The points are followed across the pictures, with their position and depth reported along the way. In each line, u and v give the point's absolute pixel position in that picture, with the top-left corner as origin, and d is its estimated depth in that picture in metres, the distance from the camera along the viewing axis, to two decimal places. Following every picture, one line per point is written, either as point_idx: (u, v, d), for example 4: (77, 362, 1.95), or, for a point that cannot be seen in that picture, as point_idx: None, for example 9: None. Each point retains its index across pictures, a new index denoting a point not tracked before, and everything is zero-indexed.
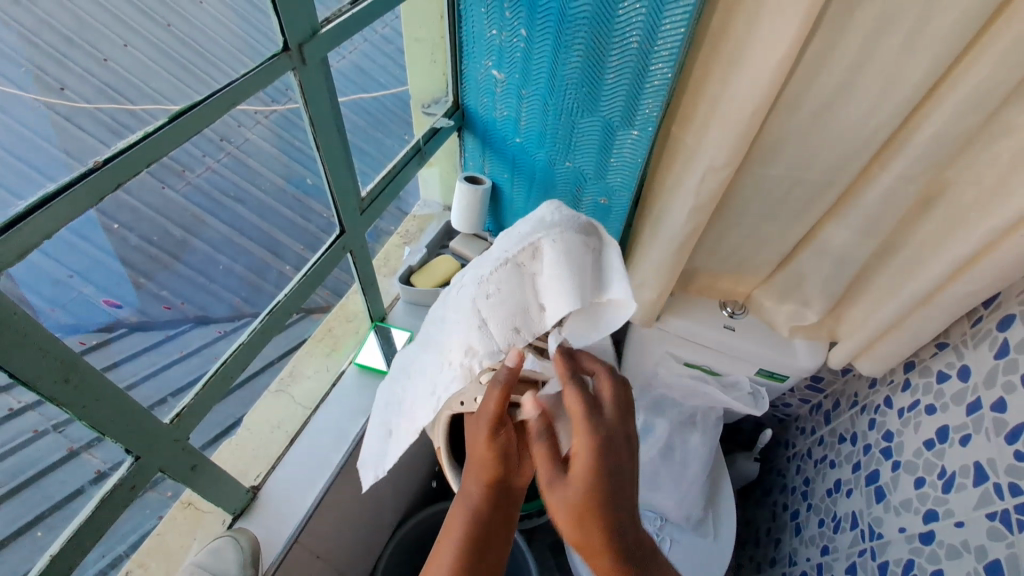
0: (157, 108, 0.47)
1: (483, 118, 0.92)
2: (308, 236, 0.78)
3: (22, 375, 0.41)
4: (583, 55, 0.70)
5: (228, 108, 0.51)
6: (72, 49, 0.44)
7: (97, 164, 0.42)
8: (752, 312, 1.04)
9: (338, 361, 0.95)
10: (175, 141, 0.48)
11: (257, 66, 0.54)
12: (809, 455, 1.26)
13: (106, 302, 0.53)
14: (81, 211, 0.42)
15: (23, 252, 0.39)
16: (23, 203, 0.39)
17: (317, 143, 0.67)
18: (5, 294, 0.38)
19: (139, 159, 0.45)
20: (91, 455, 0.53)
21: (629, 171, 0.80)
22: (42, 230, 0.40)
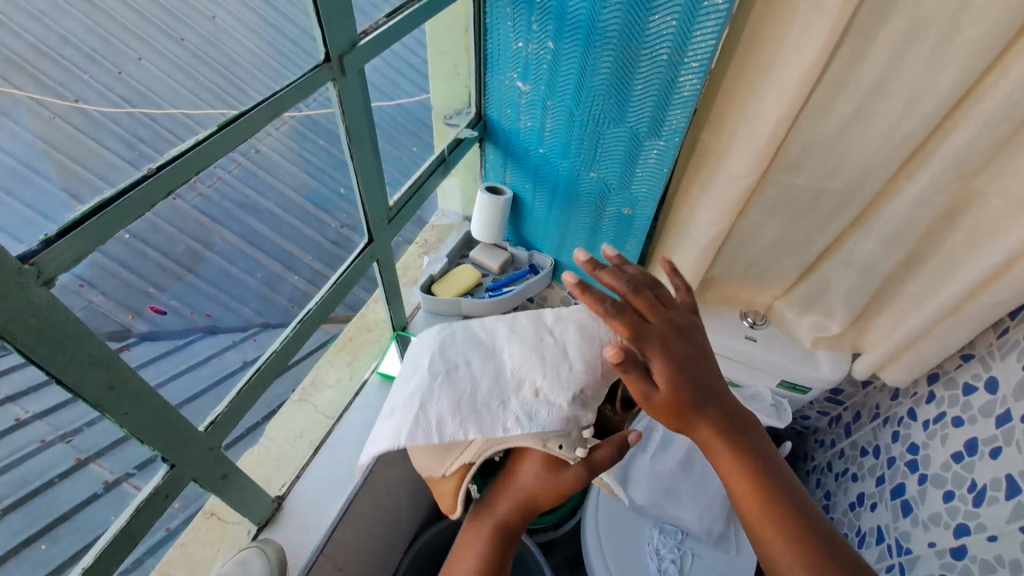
0: (184, 129, 0.48)
1: (505, 129, 0.93)
2: (317, 247, 0.77)
3: (67, 381, 0.41)
4: (611, 67, 0.71)
5: (267, 121, 0.53)
6: (87, 62, 0.42)
7: (150, 171, 0.43)
8: (774, 323, 1.04)
9: (360, 370, 0.95)
10: (222, 148, 0.49)
11: (299, 77, 0.55)
12: (828, 468, 1.25)
13: (152, 308, 0.54)
14: (130, 219, 0.42)
15: (77, 259, 0.39)
16: (81, 206, 0.40)
17: (350, 149, 0.68)
18: (55, 297, 0.38)
19: (189, 167, 0.46)
20: (99, 466, 0.52)
21: (655, 181, 0.80)
22: (100, 235, 0.40)
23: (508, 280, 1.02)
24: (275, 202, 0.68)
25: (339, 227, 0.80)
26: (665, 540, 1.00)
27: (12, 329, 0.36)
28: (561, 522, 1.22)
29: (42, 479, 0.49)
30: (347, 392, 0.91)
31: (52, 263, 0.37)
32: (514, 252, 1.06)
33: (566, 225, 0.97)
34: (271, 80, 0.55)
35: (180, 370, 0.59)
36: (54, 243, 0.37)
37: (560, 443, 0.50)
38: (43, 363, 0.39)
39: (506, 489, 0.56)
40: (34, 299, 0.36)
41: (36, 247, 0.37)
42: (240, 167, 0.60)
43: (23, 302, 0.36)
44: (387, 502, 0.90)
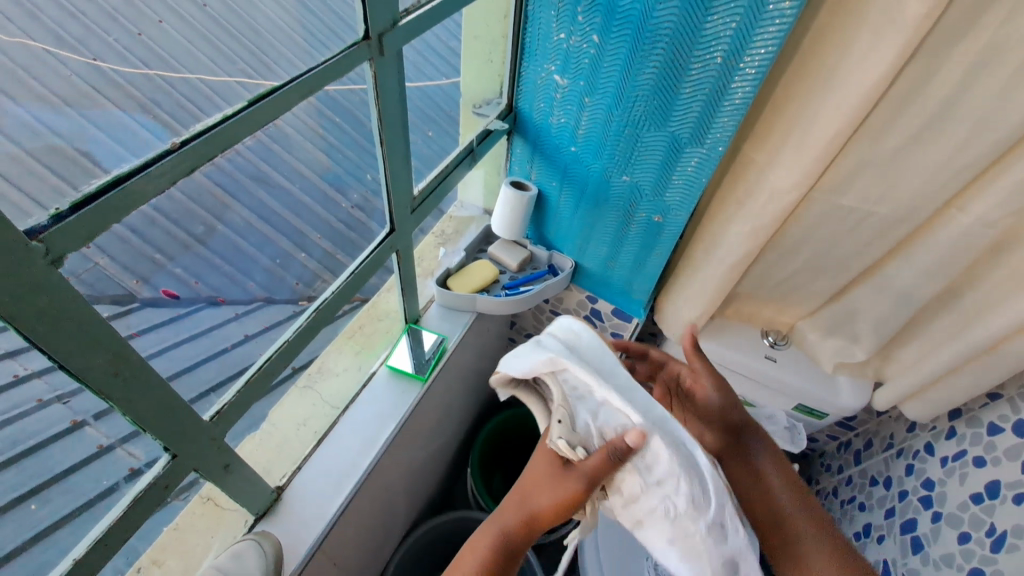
0: (214, 107, 0.43)
1: (537, 123, 0.89)
2: (327, 226, 0.73)
3: (70, 365, 0.38)
4: (658, 67, 0.68)
5: (301, 98, 0.49)
6: (108, 22, 0.38)
7: (175, 146, 0.39)
8: (795, 344, 1.01)
9: (368, 361, 0.91)
10: (252, 125, 0.45)
11: (338, 54, 0.51)
12: (834, 494, 1.23)
13: (165, 293, 0.52)
14: (148, 197, 0.39)
15: (89, 237, 0.36)
16: (97, 181, 0.36)
17: (380, 135, 0.65)
18: (63, 276, 0.35)
19: (216, 144, 0.42)
20: (95, 430, 0.47)
21: (691, 190, 0.76)
22: (115, 212, 0.37)
23: (525, 279, 0.98)
24: (292, 181, 0.64)
25: (349, 207, 0.74)
26: None
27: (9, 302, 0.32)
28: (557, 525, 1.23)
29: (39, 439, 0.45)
30: (354, 382, 0.89)
31: (59, 246, 0.34)
32: (534, 251, 1.03)
33: (592, 227, 0.93)
34: (300, 60, 0.50)
35: (178, 339, 0.53)
36: (66, 219, 0.34)
37: (559, 418, 0.51)
38: (45, 347, 0.36)
39: (513, 504, 0.59)
40: (40, 278, 0.33)
41: (46, 222, 0.33)
42: (269, 141, 0.57)
43: (25, 278, 0.32)
44: (386, 496, 0.88)
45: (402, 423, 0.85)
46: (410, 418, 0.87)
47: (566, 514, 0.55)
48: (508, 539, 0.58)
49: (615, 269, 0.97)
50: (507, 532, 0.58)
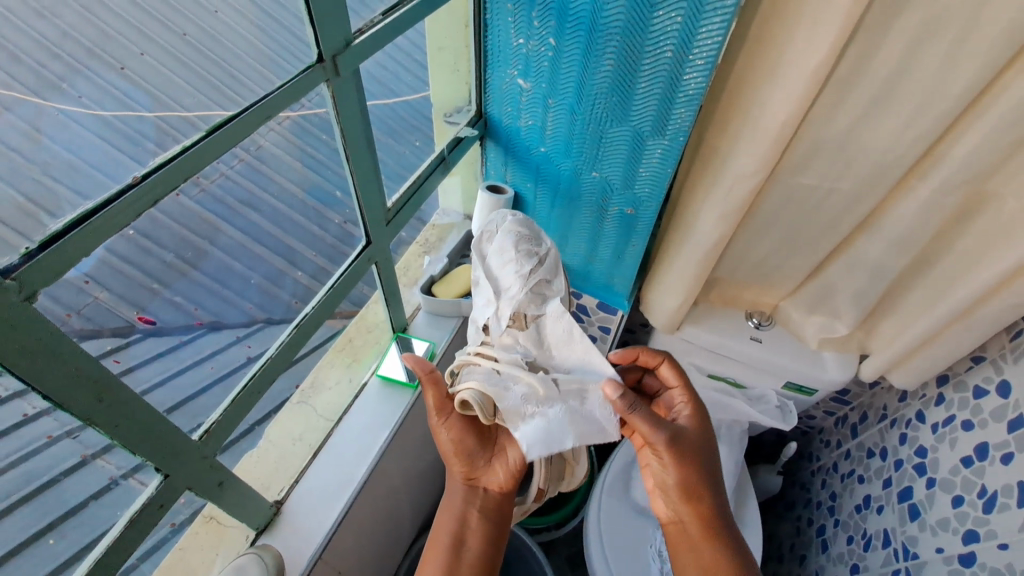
0: (193, 129, 0.46)
1: (506, 127, 0.91)
2: (320, 244, 0.76)
3: (55, 397, 0.39)
4: (614, 64, 0.69)
5: (260, 123, 0.50)
6: (89, 58, 0.41)
7: (136, 179, 0.41)
8: (779, 323, 1.02)
9: (359, 373, 0.93)
10: (212, 154, 0.46)
11: (290, 79, 0.52)
12: (834, 470, 1.24)
13: (141, 319, 0.52)
14: (114, 230, 0.40)
15: (59, 273, 0.37)
16: (63, 219, 0.37)
17: (346, 151, 0.66)
18: (38, 311, 0.36)
19: (176, 175, 0.44)
20: (105, 461, 0.50)
21: (659, 181, 0.78)
22: (82, 248, 0.38)
23: None
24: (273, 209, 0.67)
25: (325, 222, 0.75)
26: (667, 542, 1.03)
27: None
28: (562, 522, 1.26)
29: (37, 479, 0.48)
30: (346, 395, 0.90)
31: (30, 284, 0.35)
32: None
33: (569, 224, 0.95)
34: (260, 83, 0.51)
35: (163, 368, 0.56)
36: (34, 257, 0.35)
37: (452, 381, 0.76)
38: (35, 383, 0.38)
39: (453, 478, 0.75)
40: (14, 315, 0.35)
41: (16, 261, 0.35)
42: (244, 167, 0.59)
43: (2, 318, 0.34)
44: (387, 503, 0.90)
45: (395, 431, 0.86)
46: (405, 424, 0.89)
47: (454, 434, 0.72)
48: (460, 506, 0.73)
49: (595, 264, 0.98)
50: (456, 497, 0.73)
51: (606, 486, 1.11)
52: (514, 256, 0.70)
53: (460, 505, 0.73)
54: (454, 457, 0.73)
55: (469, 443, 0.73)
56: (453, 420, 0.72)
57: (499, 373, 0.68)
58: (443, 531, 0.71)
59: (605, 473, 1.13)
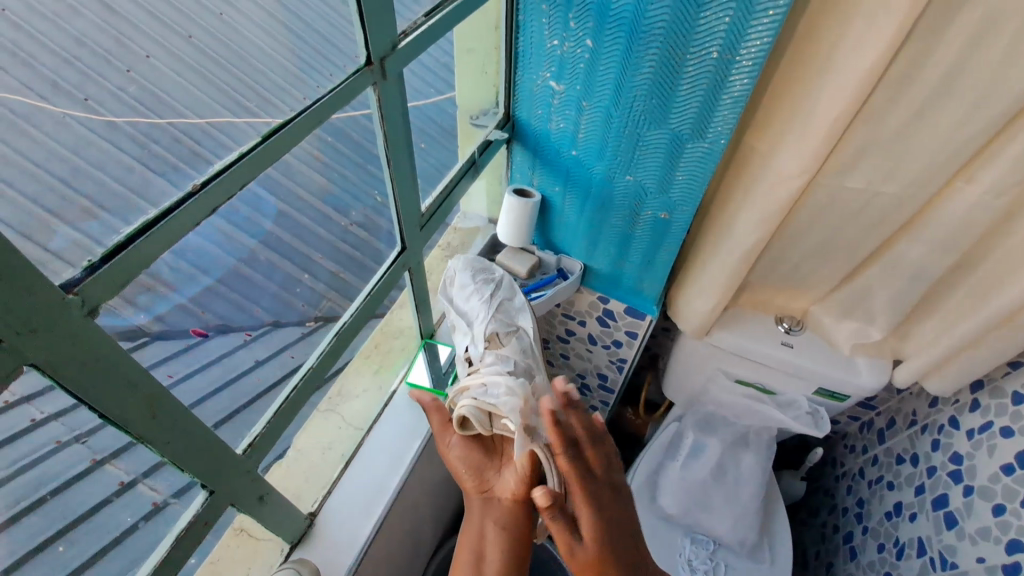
0: (224, 145, 0.43)
1: (536, 130, 0.90)
2: (330, 247, 0.71)
3: (111, 416, 0.37)
4: (655, 66, 0.68)
5: (311, 128, 0.49)
6: (101, 64, 0.37)
7: (195, 188, 0.40)
8: (810, 328, 1.00)
9: (388, 381, 0.92)
10: (268, 160, 0.45)
11: (341, 82, 0.52)
12: (860, 475, 1.22)
13: (197, 331, 0.52)
14: (175, 241, 0.39)
15: (119, 287, 0.36)
16: (125, 229, 0.36)
17: (388, 155, 0.65)
18: (99, 325, 0.35)
19: (235, 180, 0.43)
20: (115, 466, 0.45)
21: (697, 184, 0.76)
22: (141, 259, 0.37)
23: (536, 285, 0.98)
24: (304, 214, 0.64)
25: (350, 225, 0.72)
26: (698, 551, 1.02)
27: (51, 358, 0.32)
28: None
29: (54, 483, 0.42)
30: (376, 403, 0.89)
31: (89, 298, 0.34)
32: (542, 255, 1.02)
33: (599, 228, 0.93)
34: (288, 105, 0.48)
35: (204, 376, 0.53)
36: (98, 270, 0.34)
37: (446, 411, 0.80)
38: (90, 400, 0.36)
39: (471, 501, 0.73)
40: (79, 331, 0.33)
41: (80, 274, 0.34)
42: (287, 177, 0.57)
43: (67, 332, 0.32)
44: (414, 512, 0.89)
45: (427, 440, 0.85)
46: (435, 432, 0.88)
47: (455, 451, 0.74)
48: (477, 525, 0.70)
49: (624, 268, 0.96)
50: (474, 518, 0.71)
51: None
52: (475, 286, 0.84)
53: (477, 519, 0.70)
54: (463, 471, 0.73)
55: (475, 456, 0.74)
56: (456, 437, 0.74)
57: (487, 386, 0.73)
58: (466, 555, 0.68)
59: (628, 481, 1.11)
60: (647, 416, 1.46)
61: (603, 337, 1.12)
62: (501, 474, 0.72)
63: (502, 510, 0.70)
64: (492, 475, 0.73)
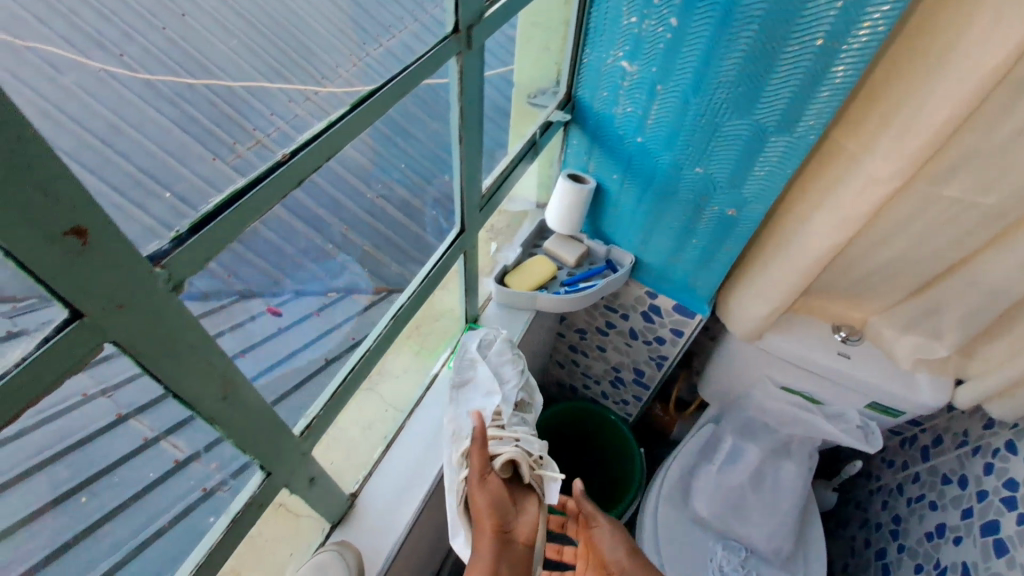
0: (258, 113, 0.39)
1: (598, 113, 0.85)
2: (400, 240, 0.67)
3: (184, 395, 0.36)
4: (746, 50, 0.63)
5: (397, 99, 0.47)
6: (136, 21, 0.32)
7: (284, 157, 0.38)
8: (868, 339, 0.96)
9: (430, 365, 0.90)
10: (357, 130, 0.44)
11: (427, 51, 0.49)
12: (897, 492, 1.19)
13: (270, 310, 0.49)
14: (263, 212, 0.37)
15: (208, 257, 0.34)
16: (214, 198, 0.34)
17: (460, 132, 0.62)
18: (180, 301, 0.32)
19: (324, 150, 0.41)
20: (140, 422, 0.38)
21: (775, 180, 0.72)
22: (233, 230, 0.35)
23: (583, 275, 0.95)
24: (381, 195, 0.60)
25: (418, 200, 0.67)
26: (729, 557, 0.99)
27: (133, 334, 0.31)
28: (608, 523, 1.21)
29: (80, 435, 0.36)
30: (418, 387, 0.87)
31: (180, 268, 0.32)
32: (591, 245, 0.99)
33: (656, 221, 0.89)
34: (317, 71, 0.43)
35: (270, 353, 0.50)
36: (186, 242, 0.32)
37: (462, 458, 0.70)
38: (166, 379, 0.34)
39: (482, 536, 0.62)
40: (162, 306, 0.31)
41: (166, 246, 0.31)
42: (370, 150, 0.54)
43: (152, 308, 0.31)
44: None
45: None
46: None
47: (493, 485, 0.65)
48: (495, 564, 0.59)
49: (678, 264, 0.92)
50: (491, 556, 0.60)
51: (662, 491, 1.06)
52: (513, 355, 0.82)
53: (490, 560, 0.60)
54: (485, 505, 0.63)
55: (503, 492, 0.65)
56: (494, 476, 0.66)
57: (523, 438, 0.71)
58: None
59: (661, 480, 1.08)
60: (675, 414, 1.42)
61: (647, 333, 1.09)
62: (518, 516, 0.66)
63: (518, 556, 0.62)
64: (514, 514, 0.65)
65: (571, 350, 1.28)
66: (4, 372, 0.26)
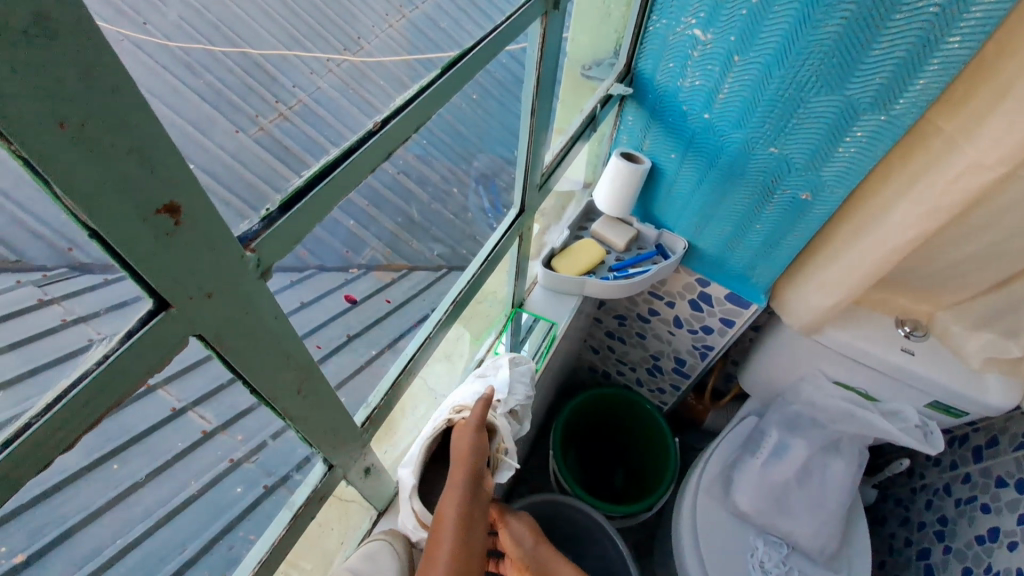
0: (281, 87, 0.34)
1: (659, 86, 0.79)
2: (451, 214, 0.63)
3: (262, 391, 0.34)
4: (847, 17, 0.57)
5: (481, 66, 0.46)
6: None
7: (377, 125, 0.36)
8: (933, 335, 0.90)
9: (475, 350, 0.87)
10: (442, 97, 0.42)
11: (517, 10, 0.47)
12: (944, 491, 1.14)
13: (347, 297, 0.49)
14: (354, 185, 0.35)
15: (294, 240, 0.32)
16: (302, 175, 0.31)
17: (533, 103, 0.58)
18: (269, 298, 0.31)
19: (411, 120, 0.39)
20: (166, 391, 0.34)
21: (861, 162, 0.66)
22: (324, 206, 0.33)
23: (633, 261, 0.90)
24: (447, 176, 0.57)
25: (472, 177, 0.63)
26: (771, 553, 0.96)
27: (217, 330, 0.28)
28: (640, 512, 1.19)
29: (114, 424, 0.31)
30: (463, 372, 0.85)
31: (270, 254, 0.30)
32: (641, 229, 0.94)
33: (717, 204, 0.84)
34: (338, 43, 0.38)
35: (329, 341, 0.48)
36: (277, 221, 0.30)
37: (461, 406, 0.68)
38: (245, 373, 0.32)
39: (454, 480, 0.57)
40: (248, 291, 0.29)
41: (256, 226, 0.29)
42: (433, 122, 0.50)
43: (237, 292, 0.28)
44: None
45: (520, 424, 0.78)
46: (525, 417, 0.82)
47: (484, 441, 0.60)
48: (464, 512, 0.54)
49: (736, 250, 0.88)
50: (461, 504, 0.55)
51: (702, 483, 1.03)
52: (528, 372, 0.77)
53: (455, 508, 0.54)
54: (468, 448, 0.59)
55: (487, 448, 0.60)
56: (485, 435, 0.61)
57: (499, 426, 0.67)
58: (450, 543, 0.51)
59: (701, 472, 1.05)
60: (711, 403, 1.38)
61: (694, 321, 1.05)
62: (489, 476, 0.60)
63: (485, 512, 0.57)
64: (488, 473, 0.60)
65: (607, 335, 1.24)
66: (85, 374, 0.24)
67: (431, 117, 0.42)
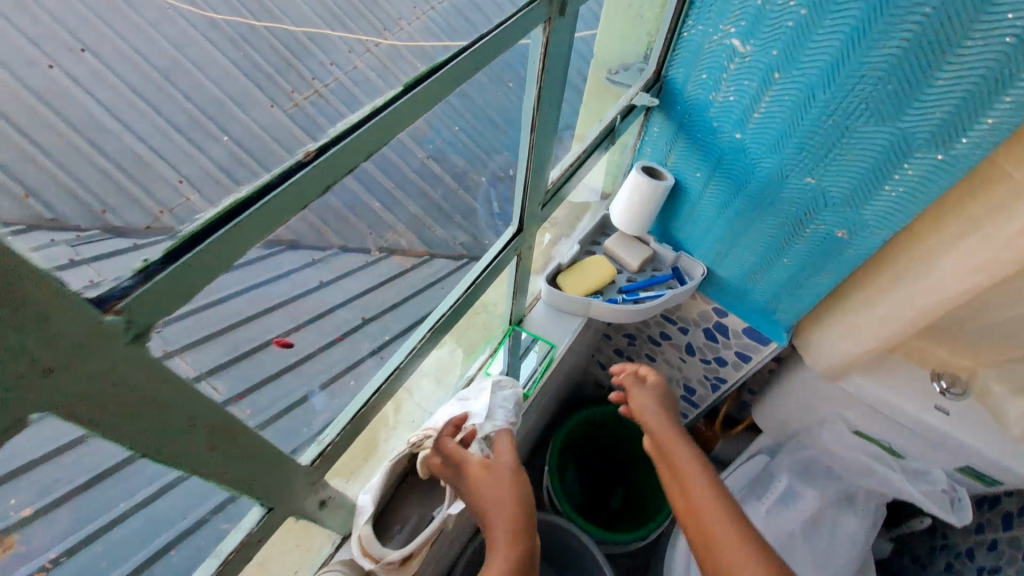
0: (286, 68, 0.32)
1: (689, 99, 0.72)
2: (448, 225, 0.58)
3: (160, 455, 0.31)
4: (909, 39, 0.49)
5: (467, 76, 0.39)
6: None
7: (309, 155, 0.29)
8: (974, 394, 0.81)
9: (467, 366, 0.83)
10: (413, 112, 0.35)
11: (517, 12, 0.40)
12: (967, 556, 1.05)
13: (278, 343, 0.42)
14: (282, 221, 0.30)
15: (192, 290, 0.26)
16: (204, 214, 0.26)
17: (535, 115, 0.52)
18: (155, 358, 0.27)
19: (365, 144, 0.33)
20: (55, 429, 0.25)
21: (909, 204, 0.58)
22: (233, 251, 0.28)
23: (645, 284, 0.84)
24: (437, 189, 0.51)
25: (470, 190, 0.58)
26: None
27: (71, 401, 0.24)
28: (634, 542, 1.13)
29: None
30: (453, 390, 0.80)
31: (148, 314, 0.25)
32: (658, 249, 0.87)
33: (742, 231, 0.76)
34: (375, 19, 0.36)
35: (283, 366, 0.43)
36: (157, 274, 0.24)
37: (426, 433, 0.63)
38: (135, 442, 0.28)
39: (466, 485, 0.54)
40: (118, 362, 0.24)
41: (129, 281, 0.24)
42: (419, 133, 0.45)
43: (102, 361, 0.24)
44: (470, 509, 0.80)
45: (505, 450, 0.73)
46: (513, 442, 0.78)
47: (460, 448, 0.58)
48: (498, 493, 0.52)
49: (759, 283, 0.80)
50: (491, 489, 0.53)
51: None
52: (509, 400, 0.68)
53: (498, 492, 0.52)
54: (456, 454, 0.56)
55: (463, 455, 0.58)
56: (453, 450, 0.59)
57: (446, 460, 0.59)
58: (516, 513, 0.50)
59: None
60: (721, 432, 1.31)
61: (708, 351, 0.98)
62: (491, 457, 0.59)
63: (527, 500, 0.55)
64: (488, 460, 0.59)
65: (616, 353, 1.18)
66: None
67: (397, 134, 0.35)
